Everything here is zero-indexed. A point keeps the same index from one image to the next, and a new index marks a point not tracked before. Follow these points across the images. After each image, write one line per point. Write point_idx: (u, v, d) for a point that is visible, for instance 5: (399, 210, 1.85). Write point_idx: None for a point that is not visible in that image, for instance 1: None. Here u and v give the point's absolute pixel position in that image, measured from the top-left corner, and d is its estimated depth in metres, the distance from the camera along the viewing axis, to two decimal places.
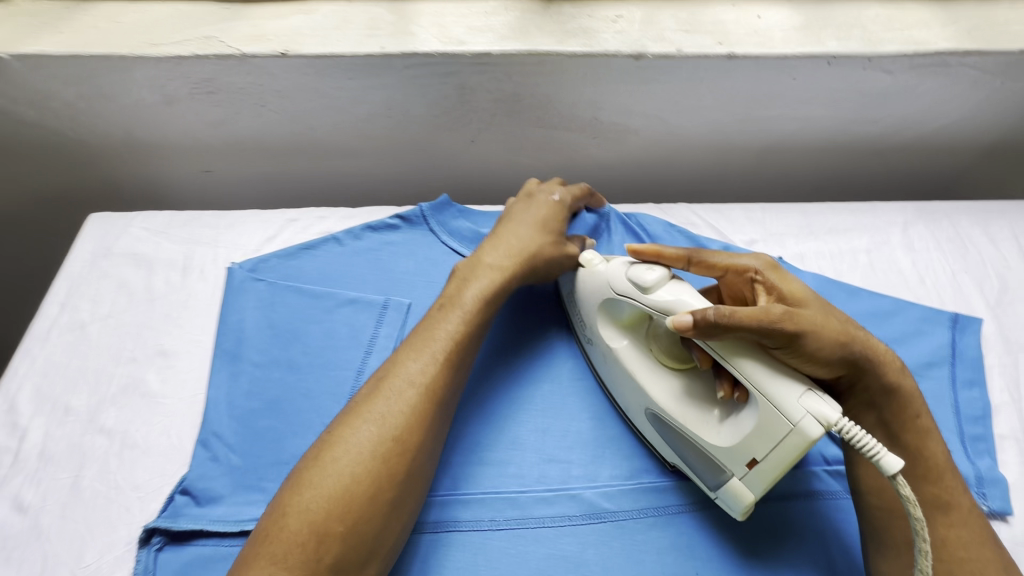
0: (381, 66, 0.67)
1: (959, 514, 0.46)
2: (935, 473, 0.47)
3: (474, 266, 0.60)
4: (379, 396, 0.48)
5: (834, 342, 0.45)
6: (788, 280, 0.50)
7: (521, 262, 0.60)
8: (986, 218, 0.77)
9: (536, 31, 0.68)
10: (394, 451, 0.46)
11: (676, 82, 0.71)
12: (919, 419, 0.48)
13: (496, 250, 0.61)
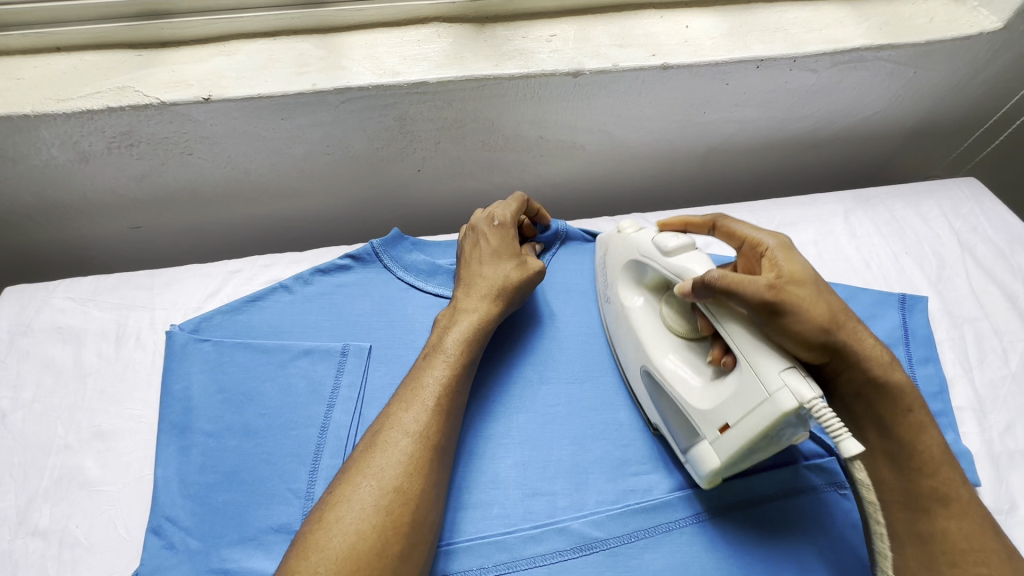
0: (314, 103, 0.64)
1: (958, 505, 0.46)
2: (931, 466, 0.47)
3: (450, 312, 0.59)
4: (376, 448, 0.47)
5: (818, 327, 0.46)
6: (797, 261, 0.51)
7: (495, 301, 0.59)
8: (917, 199, 0.81)
9: (471, 56, 0.67)
10: (398, 502, 0.44)
11: (616, 95, 0.71)
12: (911, 413, 0.48)
13: (468, 294, 0.60)
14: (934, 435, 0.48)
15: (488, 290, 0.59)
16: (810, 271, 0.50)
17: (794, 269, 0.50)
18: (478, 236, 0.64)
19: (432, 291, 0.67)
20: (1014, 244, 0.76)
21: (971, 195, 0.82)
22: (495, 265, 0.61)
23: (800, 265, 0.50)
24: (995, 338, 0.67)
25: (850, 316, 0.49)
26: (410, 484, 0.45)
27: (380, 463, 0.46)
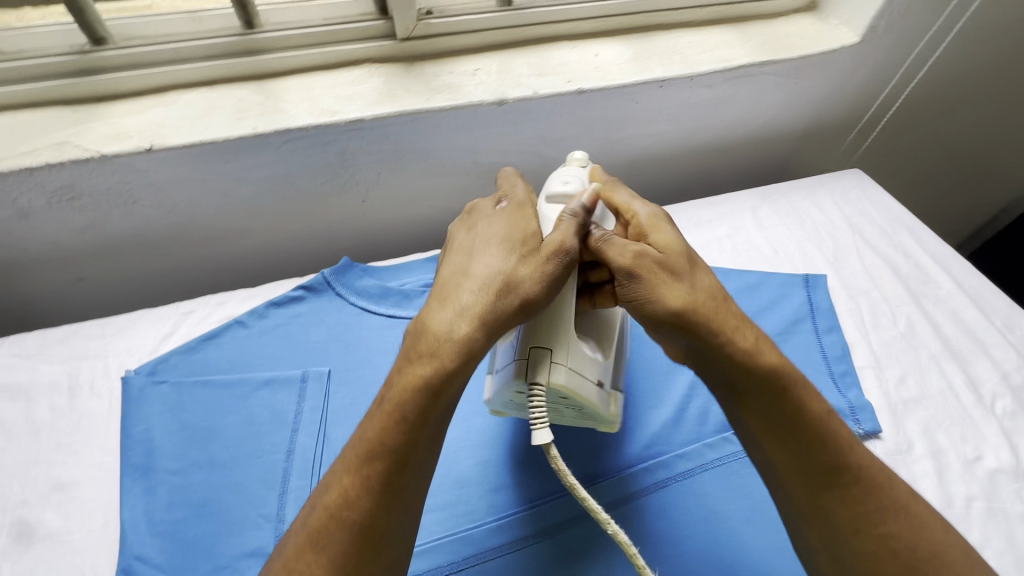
0: (256, 145, 0.68)
1: (851, 474, 0.48)
2: (823, 436, 0.48)
3: (459, 297, 0.50)
4: (337, 479, 0.46)
5: (692, 290, 0.53)
6: (664, 237, 0.55)
7: (522, 279, 0.49)
8: (812, 191, 0.93)
9: (403, 92, 0.73)
10: (361, 538, 0.44)
11: (540, 119, 0.78)
12: (793, 385, 0.50)
13: (483, 277, 0.50)
14: (820, 406, 0.50)
15: (508, 268, 0.50)
16: (674, 250, 0.54)
17: (652, 246, 0.54)
18: (501, 214, 0.56)
19: (386, 312, 0.71)
20: (894, 222, 0.88)
21: (856, 184, 0.94)
22: (517, 241, 0.52)
23: (659, 244, 0.55)
24: (885, 304, 0.78)
25: (716, 299, 0.53)
26: (376, 514, 0.45)
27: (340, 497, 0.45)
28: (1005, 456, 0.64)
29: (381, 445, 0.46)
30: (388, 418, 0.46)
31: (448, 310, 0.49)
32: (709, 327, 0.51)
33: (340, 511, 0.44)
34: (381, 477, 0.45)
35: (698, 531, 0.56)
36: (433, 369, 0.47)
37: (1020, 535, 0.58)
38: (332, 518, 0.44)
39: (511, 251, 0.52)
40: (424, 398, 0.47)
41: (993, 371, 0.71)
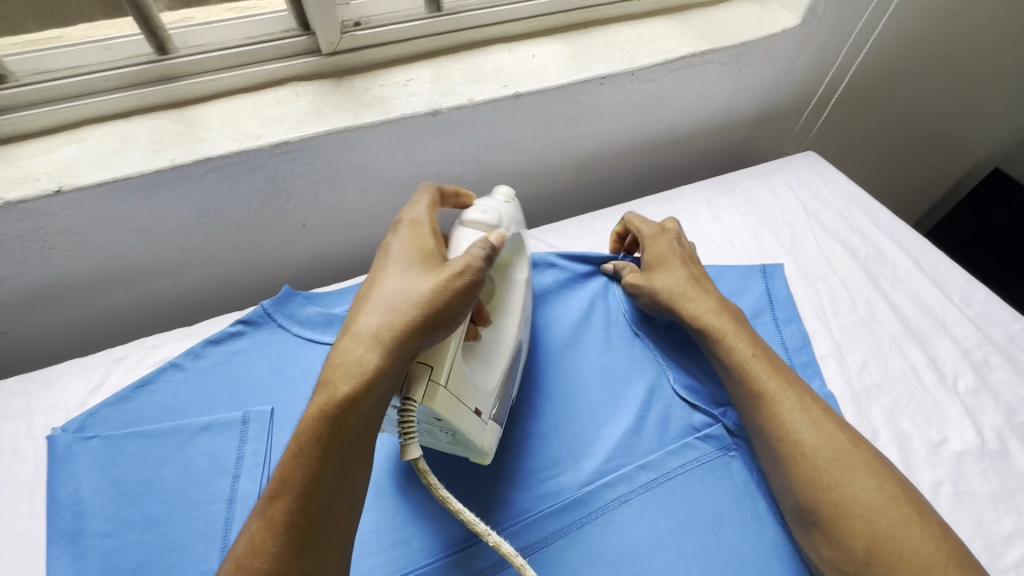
0: (177, 177, 0.64)
1: (807, 419, 0.55)
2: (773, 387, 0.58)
3: (365, 319, 0.46)
4: (250, 524, 0.41)
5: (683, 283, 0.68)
6: (665, 242, 0.73)
7: (428, 298, 0.46)
8: (766, 177, 0.91)
9: (332, 109, 0.70)
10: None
11: (479, 127, 0.76)
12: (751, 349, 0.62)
13: (389, 295, 0.47)
14: (765, 363, 0.60)
15: (420, 285, 0.47)
16: (670, 252, 0.71)
17: (650, 250, 0.72)
18: (400, 233, 0.54)
19: (330, 340, 0.68)
20: (849, 204, 0.87)
21: (810, 167, 0.93)
22: (418, 261, 0.50)
23: (659, 247, 0.72)
24: (844, 289, 0.76)
25: (689, 285, 0.68)
26: (290, 555, 0.39)
27: (252, 542, 0.40)
28: (970, 436, 0.63)
29: (291, 481, 0.41)
30: (294, 450, 0.42)
31: (357, 330, 0.46)
32: (684, 303, 0.67)
33: (251, 557, 0.39)
34: (289, 514, 0.40)
35: (664, 546, 0.54)
36: (338, 390, 0.43)
37: (989, 517, 0.57)
38: (241, 566, 0.39)
39: (414, 272, 0.49)
40: (329, 424, 0.42)
41: (954, 349, 0.70)
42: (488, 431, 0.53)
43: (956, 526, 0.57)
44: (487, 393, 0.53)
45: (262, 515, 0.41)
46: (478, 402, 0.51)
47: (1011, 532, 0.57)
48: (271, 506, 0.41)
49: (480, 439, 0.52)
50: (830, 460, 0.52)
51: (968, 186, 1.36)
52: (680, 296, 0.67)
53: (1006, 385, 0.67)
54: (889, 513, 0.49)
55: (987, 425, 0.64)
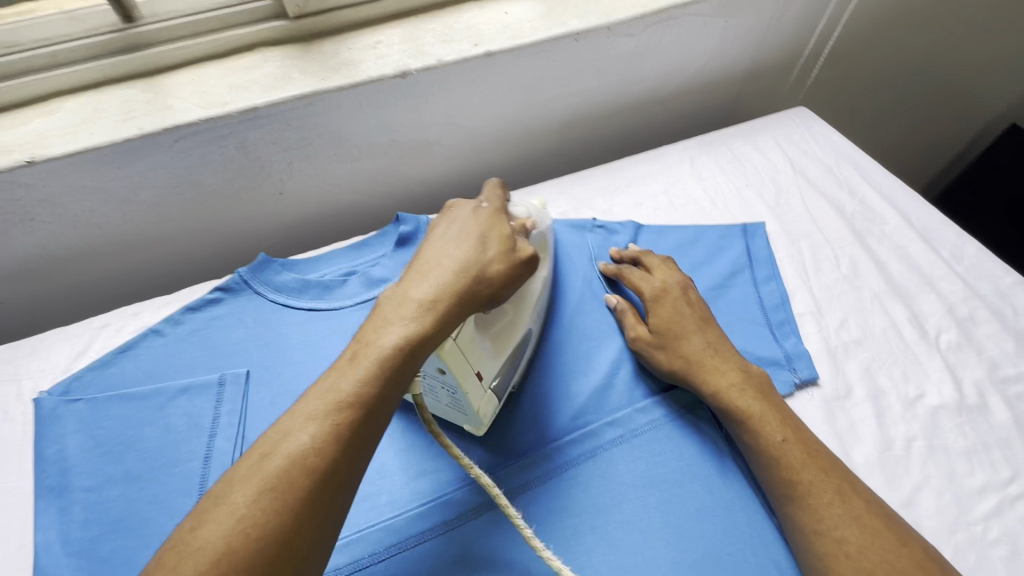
0: (147, 146, 0.65)
1: (794, 438, 0.54)
2: (760, 419, 0.56)
3: (444, 262, 0.49)
4: (301, 426, 0.39)
5: (677, 315, 0.64)
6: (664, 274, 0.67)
7: (504, 269, 0.50)
8: (754, 134, 0.88)
9: (299, 74, 0.69)
10: (326, 487, 0.38)
11: (451, 88, 0.75)
12: (740, 381, 0.59)
13: (474, 246, 0.50)
14: (750, 395, 0.57)
15: (502, 252, 0.51)
16: (681, 316, 0.64)
17: (658, 316, 0.64)
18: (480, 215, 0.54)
19: (305, 305, 0.69)
20: (839, 159, 0.84)
21: (800, 122, 0.89)
22: (499, 224, 0.53)
23: (666, 313, 0.64)
24: (828, 247, 0.74)
25: (708, 351, 0.61)
26: (343, 463, 0.39)
27: (313, 443, 0.38)
28: (948, 392, 0.62)
29: (364, 394, 0.41)
30: (370, 367, 0.42)
31: (435, 270, 0.48)
32: (703, 376, 0.59)
33: (307, 457, 0.38)
34: (354, 424, 0.40)
35: (628, 498, 0.55)
36: (416, 326, 0.44)
37: (961, 470, 0.57)
38: (296, 464, 0.37)
39: (495, 235, 0.52)
40: (407, 355, 0.43)
41: (938, 305, 0.68)
42: (486, 398, 0.54)
43: (927, 479, 0.56)
44: (490, 367, 0.54)
45: (326, 420, 0.39)
46: (480, 369, 0.53)
47: (983, 485, 0.56)
48: (338, 413, 0.40)
49: (477, 401, 0.53)
50: (819, 478, 0.52)
51: (979, 145, 1.28)
52: (694, 362, 0.60)
53: (991, 340, 0.65)
54: (858, 505, 0.50)
55: (968, 380, 0.62)
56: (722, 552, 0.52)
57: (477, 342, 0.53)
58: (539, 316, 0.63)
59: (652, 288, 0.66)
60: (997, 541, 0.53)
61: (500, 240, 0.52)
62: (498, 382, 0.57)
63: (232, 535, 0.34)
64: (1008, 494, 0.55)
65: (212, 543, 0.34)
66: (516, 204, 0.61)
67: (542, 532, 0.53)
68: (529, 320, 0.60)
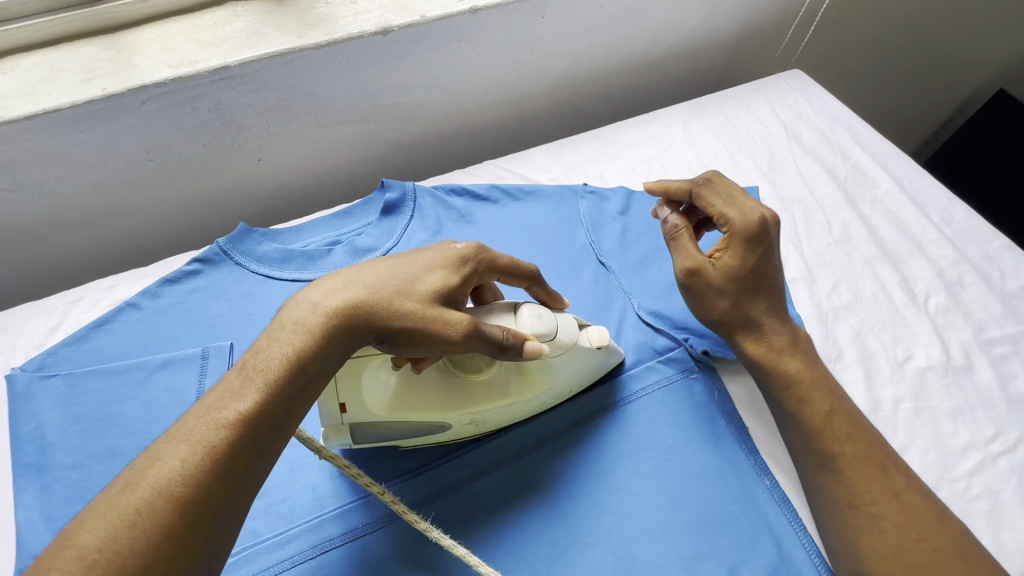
0: (113, 108, 0.61)
1: (840, 417, 0.52)
2: (807, 390, 0.54)
3: (364, 279, 0.47)
4: (226, 404, 0.40)
5: (756, 260, 0.55)
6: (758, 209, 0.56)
7: (414, 310, 0.45)
8: (748, 98, 0.86)
9: (273, 31, 0.65)
10: (196, 522, 0.36)
11: (435, 47, 0.71)
12: (792, 341, 0.56)
13: (404, 278, 0.47)
14: (796, 362, 0.55)
15: (426, 298, 0.46)
16: (760, 263, 0.56)
17: (737, 256, 0.55)
18: (434, 259, 0.49)
19: (289, 276, 0.66)
20: (833, 123, 0.83)
21: (795, 86, 0.87)
22: (450, 269, 0.48)
23: (749, 255, 0.55)
24: (820, 212, 0.74)
25: (769, 309, 0.57)
26: (218, 491, 0.37)
27: (179, 471, 0.36)
28: (935, 354, 0.62)
29: (293, 362, 0.42)
30: (256, 384, 0.41)
31: (354, 284, 0.46)
32: (755, 335, 0.57)
33: (174, 487, 0.36)
34: (230, 449, 0.38)
35: (622, 463, 0.55)
36: (307, 343, 0.43)
37: (946, 430, 0.58)
38: (160, 495, 0.35)
39: (434, 275, 0.47)
40: (296, 369, 0.42)
41: (928, 269, 0.69)
42: (339, 429, 0.52)
43: (913, 439, 0.57)
44: (367, 412, 0.51)
45: (244, 401, 0.40)
46: (349, 406, 0.50)
47: (967, 443, 0.57)
48: (211, 435, 0.38)
49: (330, 423, 0.52)
50: (861, 455, 0.51)
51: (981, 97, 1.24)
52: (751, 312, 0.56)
53: (977, 303, 0.66)
54: (900, 482, 0.50)
55: (954, 342, 0.63)
56: (717, 514, 0.53)
57: (367, 386, 0.50)
58: (480, 421, 0.54)
59: (749, 220, 0.55)
60: (978, 497, 0.54)
61: (436, 284, 0.47)
62: (372, 428, 0.53)
63: (139, 515, 0.35)
64: (990, 452, 0.57)
65: (119, 524, 0.34)
66: (564, 311, 0.57)
67: (542, 499, 0.53)
68: (460, 418, 0.52)
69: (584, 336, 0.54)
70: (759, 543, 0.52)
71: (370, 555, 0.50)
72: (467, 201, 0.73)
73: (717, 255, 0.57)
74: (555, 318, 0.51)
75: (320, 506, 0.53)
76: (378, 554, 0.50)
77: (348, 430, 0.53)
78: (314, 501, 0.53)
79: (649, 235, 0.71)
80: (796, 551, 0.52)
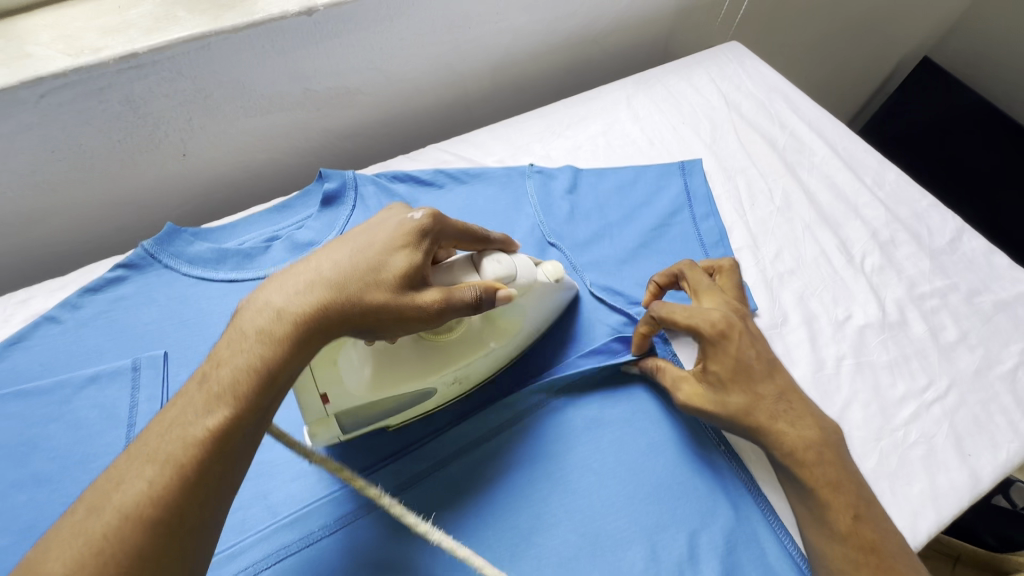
0: (6, 104, 0.55)
1: (843, 498, 0.47)
2: (820, 476, 0.48)
3: (326, 273, 0.43)
4: (196, 412, 0.36)
5: (743, 364, 0.52)
6: (730, 320, 0.54)
7: (388, 302, 0.43)
8: (689, 71, 0.86)
9: (185, 13, 0.60)
10: (170, 542, 0.33)
11: (366, 27, 0.67)
12: (809, 433, 0.50)
13: (366, 264, 0.43)
14: (808, 449, 0.49)
15: (394, 284, 0.43)
16: (744, 359, 0.52)
17: (720, 361, 0.52)
18: (399, 237, 0.46)
19: (225, 277, 0.62)
20: (770, 93, 0.84)
21: (733, 58, 0.88)
22: (412, 247, 0.45)
23: (728, 354, 0.52)
24: (762, 181, 0.75)
25: (783, 404, 0.51)
26: (192, 509, 0.34)
27: (146, 493, 0.33)
28: (873, 311, 0.65)
29: (267, 358, 0.38)
30: (222, 397, 0.37)
31: (312, 283, 0.42)
32: (771, 425, 0.50)
33: (141, 509, 0.33)
34: (202, 465, 0.35)
35: (582, 440, 0.55)
36: (273, 349, 0.39)
37: (885, 383, 0.61)
38: (127, 520, 0.32)
39: (399, 255, 0.45)
40: (266, 379, 0.38)
41: (863, 230, 0.71)
42: (325, 419, 0.50)
43: (855, 394, 0.60)
44: (350, 399, 0.49)
45: (216, 408, 0.36)
46: (331, 394, 0.48)
47: (904, 394, 0.60)
48: (178, 454, 0.35)
49: (310, 417, 0.50)
50: (865, 532, 0.46)
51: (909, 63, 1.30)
52: (753, 404, 0.51)
53: (909, 260, 0.69)
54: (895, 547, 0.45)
55: (889, 298, 0.66)
56: (676, 482, 0.54)
57: (346, 370, 0.48)
58: (462, 378, 0.55)
59: (705, 320, 0.53)
60: (915, 444, 0.57)
61: (403, 267, 0.44)
62: (357, 413, 0.51)
63: (108, 536, 0.32)
64: (925, 400, 0.60)
65: (88, 547, 0.31)
66: (514, 253, 0.55)
67: (503, 487, 0.53)
68: (444, 378, 0.52)
69: (541, 271, 0.56)
70: (716, 508, 0.53)
71: (328, 559, 0.48)
72: (410, 187, 0.71)
73: (705, 364, 0.54)
74: (512, 260, 0.53)
75: (273, 513, 0.51)
76: (336, 558, 0.48)
77: (335, 419, 0.51)
78: (267, 509, 0.51)
79: (598, 212, 0.71)
80: (751, 512, 0.53)
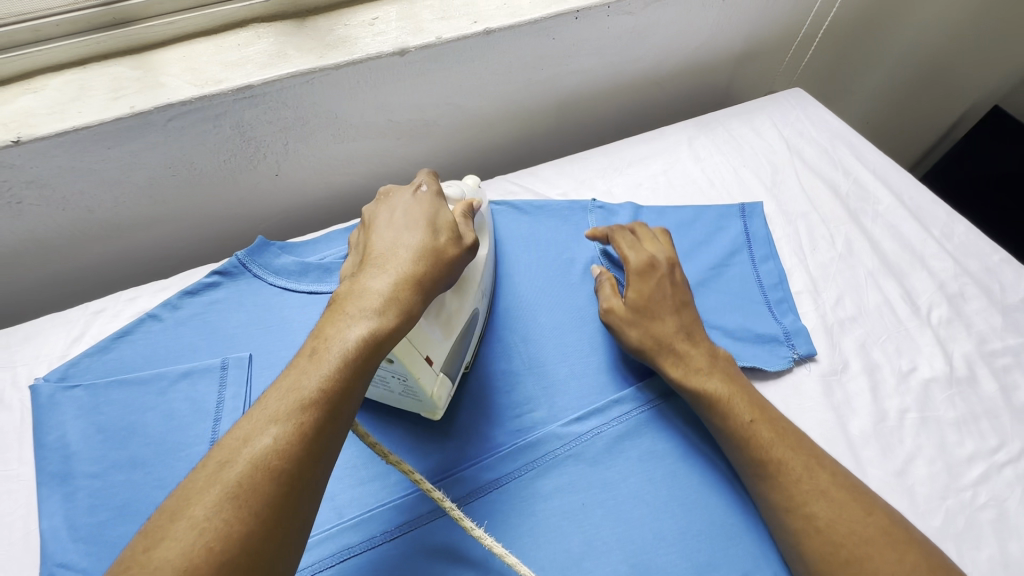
0: (139, 126, 0.62)
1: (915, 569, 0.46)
2: (876, 548, 0.47)
3: (402, 252, 0.49)
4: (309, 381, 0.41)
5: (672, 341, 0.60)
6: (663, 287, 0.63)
7: (460, 252, 0.52)
8: (751, 115, 0.88)
9: (294, 51, 0.67)
10: (292, 493, 0.37)
11: (449, 66, 0.73)
12: (869, 520, 0.49)
13: (428, 234, 0.51)
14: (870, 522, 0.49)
15: (452, 235, 0.52)
16: (658, 298, 0.63)
17: (642, 332, 0.61)
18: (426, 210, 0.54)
19: (306, 289, 0.68)
20: (833, 140, 0.85)
21: (796, 103, 0.89)
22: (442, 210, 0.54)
23: (648, 289, 0.63)
24: (823, 226, 0.76)
25: (799, 463, 0.52)
26: (310, 464, 0.38)
27: (274, 447, 0.38)
28: (939, 364, 0.64)
29: (372, 334, 0.43)
30: (335, 367, 0.41)
31: (390, 260, 0.48)
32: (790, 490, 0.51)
33: (268, 461, 0.37)
34: (319, 427, 0.39)
35: (633, 470, 0.56)
36: (381, 322, 0.44)
37: (952, 440, 0.59)
38: (258, 469, 0.37)
39: (439, 219, 0.53)
40: (374, 347, 0.43)
41: (930, 282, 0.70)
42: (438, 378, 0.54)
43: (919, 449, 0.59)
44: (440, 350, 0.54)
45: (327, 377, 0.41)
46: (430, 351, 0.52)
47: (972, 453, 0.58)
48: (301, 414, 0.39)
49: (429, 384, 0.52)
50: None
51: (981, 109, 1.25)
52: (696, 389, 0.57)
53: (979, 315, 0.68)
54: None
55: (958, 353, 0.65)
56: (728, 522, 0.54)
57: (426, 329, 0.52)
58: (480, 298, 0.62)
59: (700, 386, 0.57)
60: (984, 506, 0.55)
61: (448, 221, 0.53)
62: (450, 359, 0.56)
63: (245, 485, 0.36)
64: (995, 461, 0.58)
65: (226, 497, 0.35)
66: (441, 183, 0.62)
67: (556, 511, 0.54)
68: (473, 299, 0.59)
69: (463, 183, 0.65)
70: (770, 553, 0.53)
71: (387, 563, 0.51)
72: None
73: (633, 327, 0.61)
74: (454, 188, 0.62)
75: (339, 515, 0.54)
76: (396, 564, 0.51)
77: (443, 374, 0.55)
78: (335, 510, 0.54)
79: None
80: None
